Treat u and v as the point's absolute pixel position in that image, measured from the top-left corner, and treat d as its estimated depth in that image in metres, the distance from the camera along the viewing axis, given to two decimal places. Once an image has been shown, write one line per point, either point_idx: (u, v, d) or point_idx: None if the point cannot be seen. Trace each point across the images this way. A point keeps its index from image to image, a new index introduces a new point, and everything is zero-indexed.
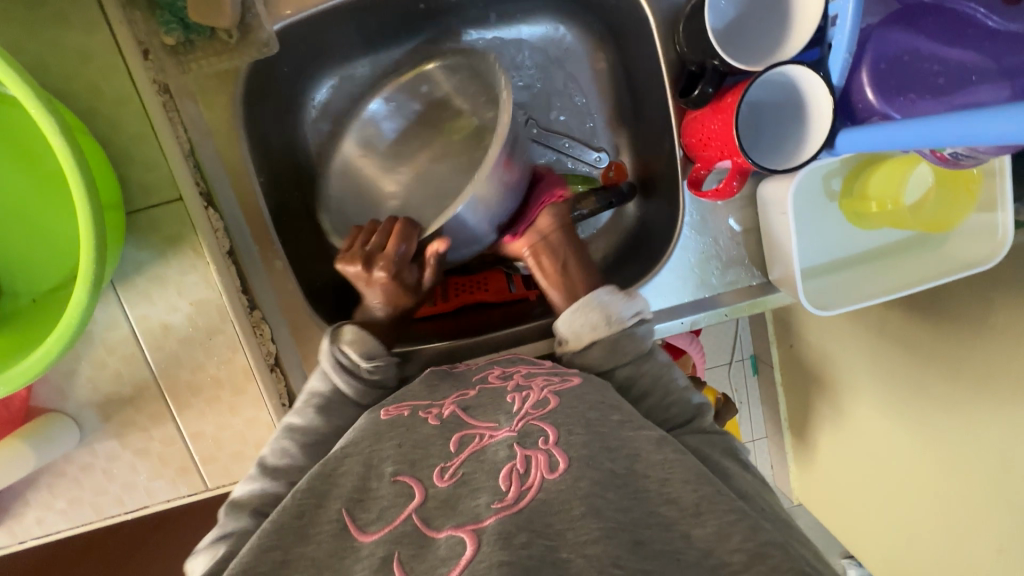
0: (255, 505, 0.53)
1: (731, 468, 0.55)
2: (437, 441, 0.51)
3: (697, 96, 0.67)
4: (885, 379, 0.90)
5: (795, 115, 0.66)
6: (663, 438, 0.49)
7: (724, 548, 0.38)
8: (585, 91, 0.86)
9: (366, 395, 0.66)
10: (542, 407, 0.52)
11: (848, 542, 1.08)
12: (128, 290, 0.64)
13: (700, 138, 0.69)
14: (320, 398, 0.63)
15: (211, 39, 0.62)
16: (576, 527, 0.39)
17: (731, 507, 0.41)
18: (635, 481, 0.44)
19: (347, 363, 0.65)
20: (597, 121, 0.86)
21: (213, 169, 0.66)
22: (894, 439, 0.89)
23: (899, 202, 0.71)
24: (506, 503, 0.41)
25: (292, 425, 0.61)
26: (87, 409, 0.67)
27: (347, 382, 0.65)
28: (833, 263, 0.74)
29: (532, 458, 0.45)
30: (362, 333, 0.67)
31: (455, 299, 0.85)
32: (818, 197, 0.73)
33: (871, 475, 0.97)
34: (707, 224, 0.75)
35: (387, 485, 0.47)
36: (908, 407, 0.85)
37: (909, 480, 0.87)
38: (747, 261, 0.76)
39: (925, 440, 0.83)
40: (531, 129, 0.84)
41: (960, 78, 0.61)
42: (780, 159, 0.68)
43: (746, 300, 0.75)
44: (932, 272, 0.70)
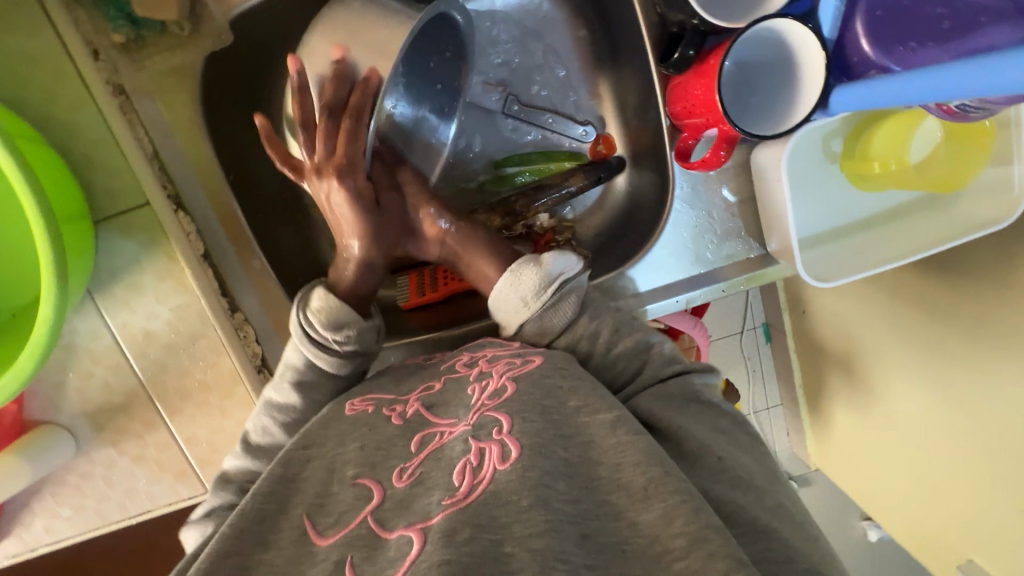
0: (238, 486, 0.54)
1: (693, 415, 0.50)
2: (400, 441, 0.43)
3: (678, 59, 0.67)
4: (899, 343, 0.82)
5: (781, 79, 0.65)
6: (619, 419, 0.40)
7: (666, 533, 0.32)
8: (566, 63, 0.83)
9: (343, 366, 0.60)
10: (499, 395, 0.43)
11: (863, 503, 1.00)
12: (107, 299, 0.63)
13: (685, 106, 0.67)
14: (295, 373, 0.59)
15: (164, 32, 0.62)
16: (522, 519, 0.32)
17: (680, 487, 0.34)
18: (587, 470, 0.37)
19: (315, 337, 0.59)
20: (580, 95, 0.84)
21: (182, 170, 0.66)
22: (914, 399, 0.81)
23: (904, 161, 0.68)
24: (455, 498, 0.34)
25: (271, 401, 0.58)
26: (78, 419, 0.67)
27: (318, 358, 0.59)
28: (839, 229, 0.71)
29: (485, 450, 0.37)
30: (331, 300, 0.61)
31: (443, 288, 0.79)
32: (817, 160, 0.70)
33: (890, 440, 0.88)
34: (699, 194, 0.73)
35: (346, 488, 0.40)
36: (930, 365, 0.76)
37: (931, 441, 0.78)
38: (743, 232, 0.74)
39: (952, 415, 0.74)
40: (512, 105, 0.80)
41: (967, 21, 0.58)
42: (771, 123, 0.66)
43: (744, 274, 0.72)
44: (938, 229, 0.67)
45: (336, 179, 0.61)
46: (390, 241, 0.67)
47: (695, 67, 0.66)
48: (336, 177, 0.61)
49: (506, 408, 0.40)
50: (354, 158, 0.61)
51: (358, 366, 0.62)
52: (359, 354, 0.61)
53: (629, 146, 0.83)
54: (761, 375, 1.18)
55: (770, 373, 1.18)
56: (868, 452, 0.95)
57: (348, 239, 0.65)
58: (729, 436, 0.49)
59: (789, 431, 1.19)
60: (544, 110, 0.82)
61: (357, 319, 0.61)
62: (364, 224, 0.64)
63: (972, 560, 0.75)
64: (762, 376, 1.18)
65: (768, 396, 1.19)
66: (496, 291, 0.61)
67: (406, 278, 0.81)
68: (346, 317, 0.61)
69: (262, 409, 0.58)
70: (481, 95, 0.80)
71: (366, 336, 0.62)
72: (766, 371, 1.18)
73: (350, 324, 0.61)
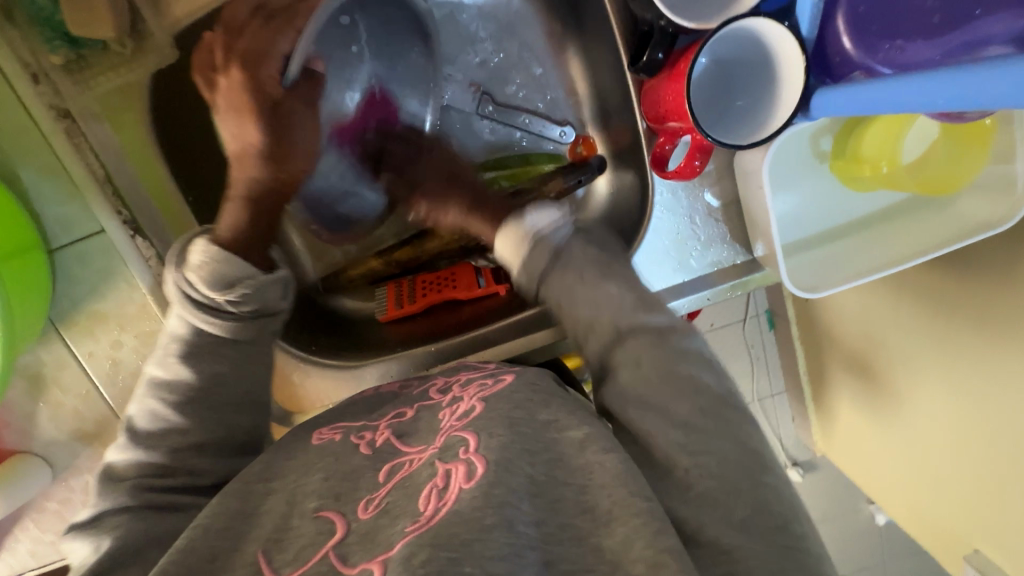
0: (129, 481, 0.49)
1: (671, 399, 0.45)
2: (368, 472, 0.41)
3: (647, 62, 0.65)
4: (903, 311, 0.73)
5: (762, 77, 0.62)
6: (589, 436, 0.40)
7: (627, 557, 0.33)
8: (541, 59, 0.79)
9: (243, 329, 0.55)
10: (467, 415, 0.42)
11: (864, 486, 0.92)
12: (70, 329, 0.61)
13: (661, 111, 0.65)
14: (181, 343, 0.53)
15: (105, 52, 0.60)
16: (485, 538, 0.31)
17: (642, 508, 0.35)
18: (553, 489, 0.37)
19: (201, 298, 0.53)
20: (557, 92, 0.79)
21: (138, 193, 0.63)
22: (923, 377, 0.72)
23: (895, 161, 0.66)
24: (418, 523, 0.33)
25: (156, 378, 0.53)
26: (53, 446, 0.64)
27: (209, 320, 0.53)
28: (831, 232, 0.69)
29: (451, 471, 0.36)
30: (214, 252, 0.53)
31: (421, 300, 0.75)
32: (805, 159, 0.69)
33: (892, 419, 0.80)
34: (681, 199, 0.71)
35: (307, 522, 0.37)
36: (941, 338, 0.67)
37: (945, 424, 0.70)
38: (729, 240, 0.71)
39: (971, 397, 0.65)
40: (485, 106, 0.78)
41: (959, 14, 0.56)
42: (750, 126, 0.62)
43: (729, 283, 0.70)
44: (934, 234, 0.64)
45: (234, 70, 0.54)
46: (279, 160, 0.57)
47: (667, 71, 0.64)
48: (237, 68, 0.54)
49: (473, 425, 0.40)
50: (268, 53, 0.55)
51: (262, 327, 0.56)
52: (260, 313, 0.56)
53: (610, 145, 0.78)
54: (764, 365, 1.05)
55: (773, 360, 1.05)
56: (867, 432, 0.87)
57: (234, 146, 0.57)
58: (693, 426, 0.43)
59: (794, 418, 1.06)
60: (520, 110, 0.78)
61: (251, 273, 0.54)
62: (257, 134, 0.55)
63: (978, 550, 0.70)
64: (766, 365, 1.05)
65: (772, 382, 1.05)
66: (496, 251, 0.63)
67: (385, 290, 0.79)
68: (236, 272, 0.54)
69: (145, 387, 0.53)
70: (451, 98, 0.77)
71: (267, 292, 0.55)
72: (769, 362, 1.05)
73: (242, 280, 0.54)
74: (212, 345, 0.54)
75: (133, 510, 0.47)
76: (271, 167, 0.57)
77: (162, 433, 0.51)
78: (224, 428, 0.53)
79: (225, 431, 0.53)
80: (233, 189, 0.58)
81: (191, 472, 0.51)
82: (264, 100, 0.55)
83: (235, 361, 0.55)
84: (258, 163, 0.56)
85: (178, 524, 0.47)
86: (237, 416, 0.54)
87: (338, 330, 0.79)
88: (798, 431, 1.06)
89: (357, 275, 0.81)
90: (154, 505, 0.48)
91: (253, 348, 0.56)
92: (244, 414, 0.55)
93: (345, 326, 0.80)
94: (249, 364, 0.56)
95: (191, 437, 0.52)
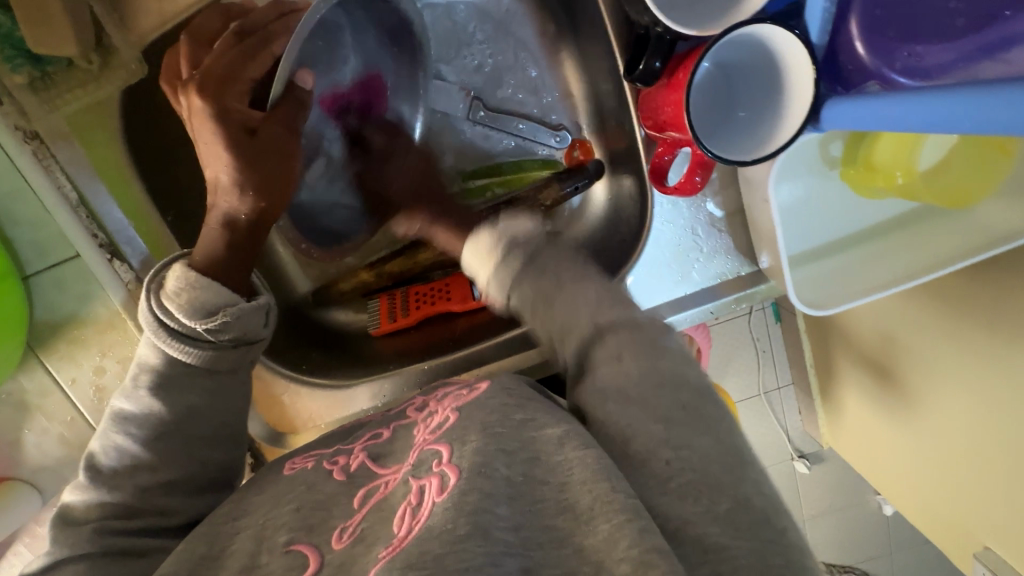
0: (90, 525, 0.48)
1: (654, 394, 0.43)
2: (341, 499, 0.42)
3: (642, 71, 0.60)
4: (938, 307, 0.68)
5: (768, 85, 0.58)
6: (568, 432, 0.39)
7: (611, 557, 0.32)
8: (536, 60, 0.76)
9: (220, 360, 0.52)
10: (440, 427, 0.43)
11: (873, 479, 0.90)
12: (51, 355, 0.65)
13: (661, 120, 0.62)
14: (152, 373, 0.51)
15: (71, 69, 0.59)
16: (458, 550, 0.31)
17: (625, 504, 0.34)
18: (533, 489, 0.37)
19: (179, 327, 0.51)
20: (552, 95, 0.77)
21: (111, 213, 0.62)
22: (956, 379, 0.68)
23: (911, 171, 0.63)
24: (392, 547, 0.34)
25: (124, 412, 0.52)
26: (42, 472, 0.68)
27: (188, 350, 0.51)
28: (847, 240, 0.66)
29: (425, 487, 0.37)
30: (193, 279, 0.51)
31: (416, 312, 0.74)
32: (815, 165, 0.66)
33: (910, 418, 0.76)
34: (682, 211, 0.70)
35: (278, 557, 0.38)
36: (982, 340, 0.63)
37: (974, 428, 0.67)
38: (733, 251, 0.70)
39: (979, 395, 0.65)
40: (477, 111, 0.76)
41: (986, 15, 0.53)
42: (755, 138, 0.58)
43: (733, 294, 0.69)
44: (954, 241, 0.61)
45: (196, 94, 0.52)
46: (261, 190, 0.54)
47: (665, 78, 0.61)
48: (199, 92, 0.52)
49: (446, 437, 0.40)
50: (235, 77, 0.54)
51: (243, 356, 0.54)
52: (241, 342, 0.53)
53: (608, 150, 0.76)
54: (771, 360, 0.98)
55: (781, 354, 0.98)
56: (879, 427, 0.83)
57: (210, 175, 0.55)
58: (674, 421, 0.41)
59: (800, 409, 1.01)
60: (513, 115, 0.77)
61: (233, 300, 0.52)
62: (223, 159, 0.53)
63: (989, 548, 0.70)
64: (772, 359, 0.98)
65: (779, 374, 0.99)
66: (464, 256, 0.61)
67: (378, 302, 0.77)
68: (217, 299, 0.51)
69: (110, 423, 0.52)
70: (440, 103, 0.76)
71: (249, 319, 0.52)
72: (776, 355, 0.98)
73: (224, 308, 0.51)
74: (191, 377, 0.52)
75: (95, 556, 0.46)
76: (252, 197, 0.54)
77: (127, 470, 0.50)
78: (197, 464, 0.52)
79: (198, 468, 0.52)
80: (209, 216, 0.55)
81: (160, 512, 0.50)
82: (237, 128, 0.53)
83: (210, 394, 0.53)
84: (235, 194, 0.54)
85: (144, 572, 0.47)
86: (211, 451, 0.53)
87: (332, 345, 0.78)
88: (805, 423, 1.01)
89: (349, 287, 0.80)
90: (118, 550, 0.47)
91: (233, 379, 0.54)
92: (218, 448, 0.54)
93: (340, 341, 0.79)
94: (225, 398, 0.54)
95: (161, 475, 0.51)
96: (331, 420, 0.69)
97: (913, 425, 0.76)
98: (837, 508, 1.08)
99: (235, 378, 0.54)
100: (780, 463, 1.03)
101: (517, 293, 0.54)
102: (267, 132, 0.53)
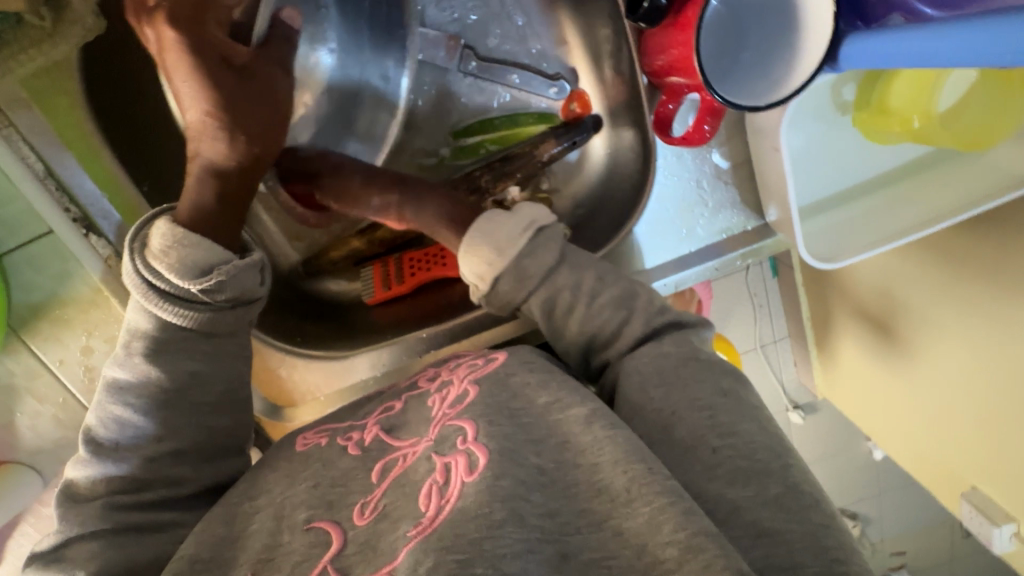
0: (100, 499, 0.47)
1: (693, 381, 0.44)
2: (359, 474, 0.42)
3: (648, 10, 0.57)
4: (946, 264, 0.67)
5: (779, 24, 0.54)
6: (595, 411, 0.39)
7: (654, 541, 0.32)
8: (524, 7, 0.71)
9: (217, 322, 0.50)
10: (460, 401, 0.42)
11: (864, 427, 0.92)
12: (35, 338, 0.63)
13: (664, 64, 0.60)
14: (148, 338, 0.49)
15: (20, 27, 0.52)
16: (496, 535, 0.32)
17: (666, 487, 0.34)
18: (565, 475, 0.36)
19: (168, 288, 0.48)
20: (542, 44, 0.72)
21: (81, 184, 0.58)
22: (959, 334, 0.68)
23: (929, 114, 0.59)
24: (421, 526, 0.34)
25: (118, 381, 0.50)
26: (40, 454, 0.69)
27: (180, 312, 0.49)
28: (850, 192, 0.65)
29: (451, 465, 0.36)
30: (179, 237, 0.49)
31: (410, 280, 0.72)
32: (827, 111, 0.64)
33: (909, 371, 0.77)
34: (687, 163, 0.67)
35: (300, 536, 0.39)
36: (988, 298, 0.63)
37: (974, 382, 0.68)
38: (740, 204, 0.68)
39: (983, 343, 0.65)
40: (468, 63, 0.71)
41: None
42: (765, 88, 0.55)
43: (739, 249, 0.67)
44: (962, 189, 0.60)
45: (167, 25, 0.49)
46: (254, 134, 0.52)
47: (672, 17, 0.57)
48: (168, 24, 0.49)
49: (469, 413, 0.40)
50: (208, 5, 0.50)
51: (239, 318, 0.52)
52: (238, 301, 0.51)
53: (607, 102, 0.72)
54: (768, 312, 0.96)
55: (776, 306, 0.96)
56: (874, 379, 0.84)
57: (190, 120, 0.52)
58: (719, 409, 0.42)
59: (796, 361, 1.00)
60: (507, 65, 0.72)
61: (226, 258, 0.50)
62: (207, 102, 0.50)
63: (976, 488, 0.74)
64: (769, 312, 0.96)
65: (776, 328, 0.97)
66: (464, 267, 0.54)
67: (371, 271, 0.74)
68: (209, 258, 0.49)
69: (106, 394, 0.50)
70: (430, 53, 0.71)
71: (243, 278, 0.50)
72: (773, 309, 0.96)
73: (217, 266, 0.49)
74: (186, 342, 0.50)
75: (105, 535, 0.45)
76: (244, 141, 0.52)
77: (132, 443, 0.49)
78: (202, 434, 0.51)
79: (207, 436, 0.51)
80: (190, 165, 0.52)
81: (171, 482, 0.49)
82: (217, 64, 0.50)
83: (209, 373, 0.51)
84: (222, 140, 0.51)
85: (158, 548, 0.46)
86: (216, 417, 0.52)
87: (329, 317, 0.76)
88: (800, 375, 1.01)
89: (340, 255, 0.76)
90: (127, 528, 0.46)
91: (232, 342, 0.52)
92: (223, 414, 0.52)
93: (335, 311, 0.77)
94: (226, 360, 0.52)
95: (167, 445, 0.49)
96: (330, 394, 0.69)
97: (911, 374, 0.76)
98: (835, 454, 1.10)
99: (234, 341, 0.52)
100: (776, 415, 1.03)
101: (541, 296, 0.52)
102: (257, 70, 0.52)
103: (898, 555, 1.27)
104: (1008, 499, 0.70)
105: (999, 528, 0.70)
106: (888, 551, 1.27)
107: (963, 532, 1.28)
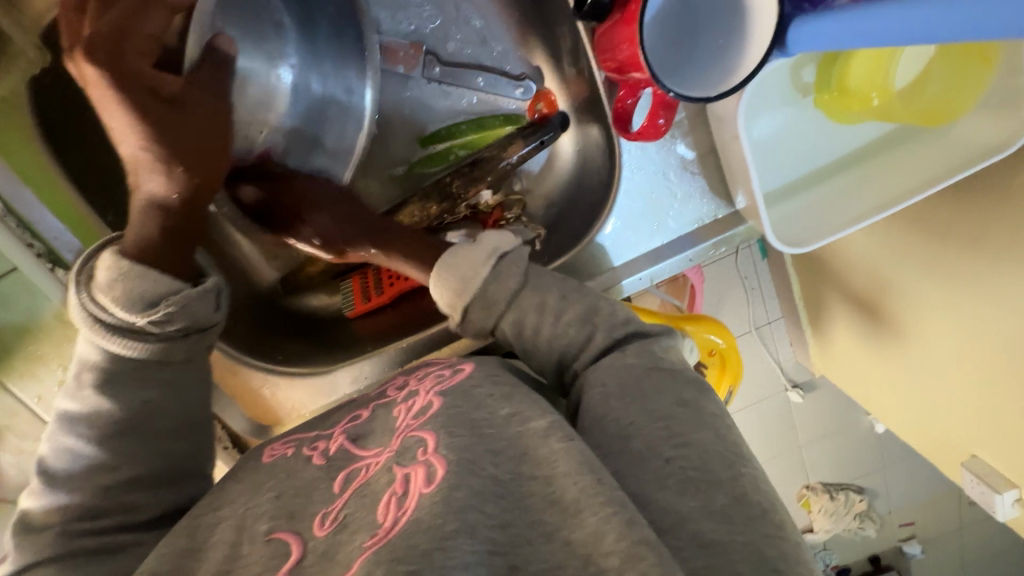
0: (53, 528, 0.46)
1: (652, 390, 0.44)
2: (323, 483, 0.42)
3: (592, 6, 0.55)
4: (933, 238, 0.65)
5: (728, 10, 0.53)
6: (553, 424, 0.39)
7: (599, 551, 0.32)
8: (479, 8, 0.70)
9: (171, 350, 0.51)
10: (424, 413, 0.42)
11: (862, 400, 0.90)
12: (11, 374, 0.63)
13: (615, 62, 0.59)
14: (96, 370, 0.49)
15: None
16: (446, 546, 0.31)
17: (611, 496, 0.34)
18: (520, 487, 0.36)
19: (117, 321, 0.48)
20: (503, 44, 0.72)
21: (42, 219, 0.58)
22: (951, 309, 0.66)
23: (888, 91, 0.60)
24: (376, 538, 0.33)
25: (70, 412, 0.49)
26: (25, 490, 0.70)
27: (130, 344, 0.49)
28: (823, 171, 0.64)
29: (409, 476, 0.36)
30: (124, 269, 0.49)
31: (389, 289, 0.69)
32: (789, 94, 0.63)
33: (904, 347, 0.75)
34: (651, 154, 0.66)
35: (259, 547, 0.38)
36: (976, 271, 0.62)
37: (971, 357, 0.66)
38: (709, 193, 0.67)
39: (965, 311, 0.65)
40: (432, 68, 0.71)
41: None
42: (718, 78, 0.53)
43: (713, 240, 0.66)
44: (938, 159, 0.58)
45: (85, 59, 0.48)
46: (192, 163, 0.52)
47: (617, 13, 0.56)
48: (88, 56, 0.47)
49: (431, 424, 0.39)
50: (129, 32, 0.48)
51: (195, 344, 0.52)
52: (190, 330, 0.51)
53: (571, 100, 0.72)
54: (761, 294, 0.94)
55: (770, 292, 0.94)
56: (870, 357, 0.82)
57: (125, 152, 0.51)
58: (675, 421, 0.42)
59: (792, 341, 0.98)
60: (472, 69, 0.72)
61: (174, 288, 0.50)
62: (144, 140, 0.50)
63: (976, 456, 0.73)
64: (761, 295, 0.94)
65: (768, 309, 0.95)
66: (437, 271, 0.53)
67: (350, 283, 0.72)
68: (157, 289, 0.49)
69: (58, 425, 0.49)
70: (391, 62, 0.71)
71: (196, 308, 0.51)
72: (765, 291, 0.94)
73: (164, 297, 0.49)
74: (139, 371, 0.50)
75: (62, 559, 0.45)
76: (183, 173, 0.52)
77: (86, 473, 0.48)
78: (161, 459, 0.51)
79: (164, 462, 0.51)
80: (134, 198, 0.53)
81: (126, 508, 0.48)
82: (148, 97, 0.49)
83: (170, 387, 0.51)
84: (159, 173, 0.51)
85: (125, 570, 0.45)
86: (174, 443, 0.52)
87: (314, 333, 0.76)
88: (798, 353, 0.99)
89: (316, 271, 0.74)
90: (82, 551, 0.45)
91: (188, 368, 0.53)
92: (188, 440, 0.53)
93: (320, 326, 0.76)
94: (184, 387, 0.52)
95: (122, 473, 0.49)
96: (314, 409, 0.69)
97: (905, 350, 0.75)
98: (828, 434, 1.09)
99: (191, 366, 0.53)
100: (773, 395, 1.02)
101: (508, 318, 0.51)
102: (188, 99, 0.51)
103: (907, 525, 1.28)
104: (1006, 465, 0.69)
105: (1002, 495, 0.69)
106: (896, 522, 1.27)
107: (967, 502, 1.27)
